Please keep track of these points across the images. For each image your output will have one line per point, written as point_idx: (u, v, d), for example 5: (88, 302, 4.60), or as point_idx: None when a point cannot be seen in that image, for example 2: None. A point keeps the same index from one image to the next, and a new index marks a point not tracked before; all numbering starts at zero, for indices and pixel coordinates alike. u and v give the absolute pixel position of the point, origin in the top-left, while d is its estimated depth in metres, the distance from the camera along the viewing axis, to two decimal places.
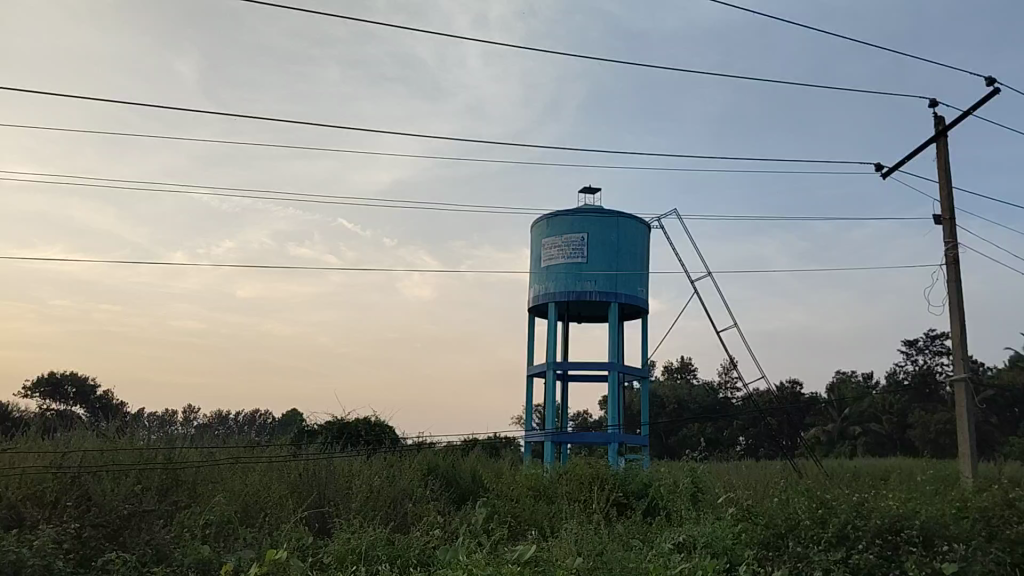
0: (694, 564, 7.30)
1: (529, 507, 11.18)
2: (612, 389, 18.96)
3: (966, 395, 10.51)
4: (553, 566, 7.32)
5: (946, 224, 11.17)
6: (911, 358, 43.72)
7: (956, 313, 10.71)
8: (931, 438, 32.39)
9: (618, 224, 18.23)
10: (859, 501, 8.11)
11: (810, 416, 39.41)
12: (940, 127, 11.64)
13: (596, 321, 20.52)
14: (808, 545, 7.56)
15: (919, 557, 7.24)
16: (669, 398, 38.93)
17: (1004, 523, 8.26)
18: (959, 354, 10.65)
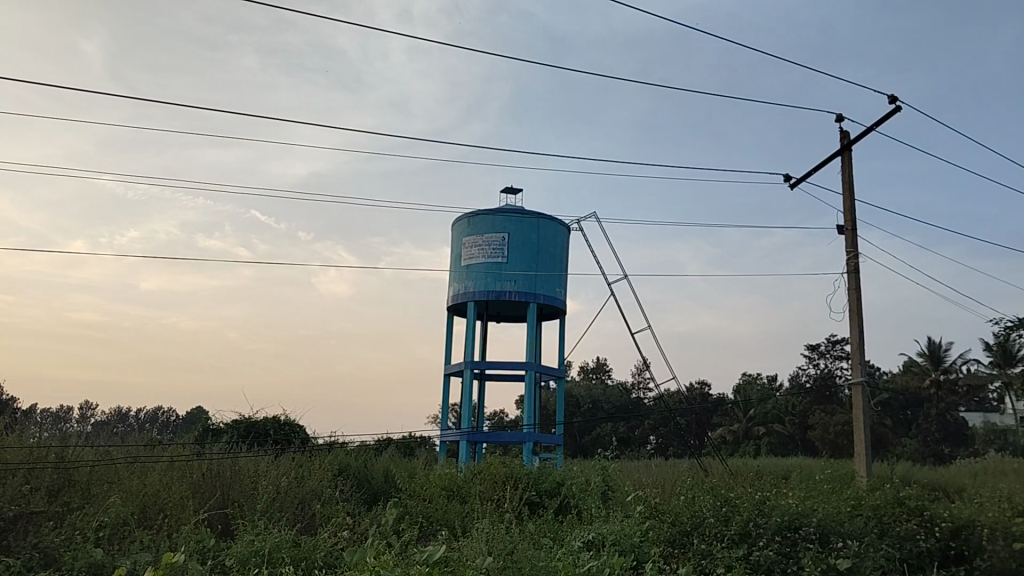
0: (602, 562, 7.36)
1: (441, 507, 11.06)
2: (528, 389, 18.99)
3: (863, 398, 10.97)
4: (463, 566, 7.23)
5: (848, 234, 11.64)
6: (813, 362, 45.63)
7: (855, 319, 11.17)
8: (830, 438, 33.86)
9: (538, 224, 18.30)
10: (762, 499, 8.34)
11: (718, 416, 40.61)
12: (846, 141, 12.13)
13: (514, 321, 20.53)
14: (712, 543, 7.73)
15: (817, 553, 7.48)
16: (584, 398, 39.42)
17: (894, 520, 8.68)
18: (857, 359, 11.10)
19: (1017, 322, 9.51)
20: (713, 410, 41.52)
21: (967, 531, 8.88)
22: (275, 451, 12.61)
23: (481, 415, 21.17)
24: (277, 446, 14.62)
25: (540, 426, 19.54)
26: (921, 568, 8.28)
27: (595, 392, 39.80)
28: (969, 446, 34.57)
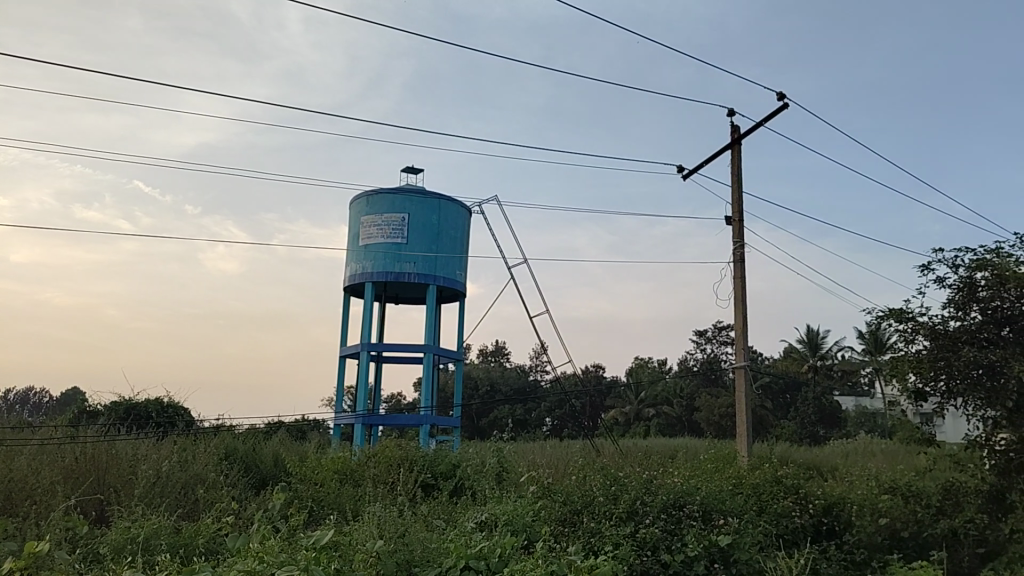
0: (493, 542, 7.35)
1: (333, 491, 10.81)
2: (425, 371, 18.80)
3: (746, 381, 11.40)
4: (351, 550, 7.06)
5: (736, 225, 12.03)
6: (702, 348, 47.43)
7: (739, 307, 11.58)
8: (715, 420, 35.35)
9: (438, 206, 18.10)
10: (650, 479, 8.56)
11: (611, 399, 41.56)
12: (737, 135, 12.52)
13: (412, 302, 20.28)
14: (601, 520, 7.83)
15: (699, 531, 7.76)
16: (482, 380, 39.56)
17: (772, 498, 9.10)
18: (740, 345, 11.52)
19: (885, 312, 10.09)
20: (607, 392, 42.32)
21: (838, 508, 9.44)
22: (155, 434, 11.97)
23: (377, 397, 20.85)
24: (160, 429, 13.88)
25: (437, 408, 19.42)
26: (795, 542, 8.76)
27: (493, 375, 39.99)
28: (841, 427, 36.81)
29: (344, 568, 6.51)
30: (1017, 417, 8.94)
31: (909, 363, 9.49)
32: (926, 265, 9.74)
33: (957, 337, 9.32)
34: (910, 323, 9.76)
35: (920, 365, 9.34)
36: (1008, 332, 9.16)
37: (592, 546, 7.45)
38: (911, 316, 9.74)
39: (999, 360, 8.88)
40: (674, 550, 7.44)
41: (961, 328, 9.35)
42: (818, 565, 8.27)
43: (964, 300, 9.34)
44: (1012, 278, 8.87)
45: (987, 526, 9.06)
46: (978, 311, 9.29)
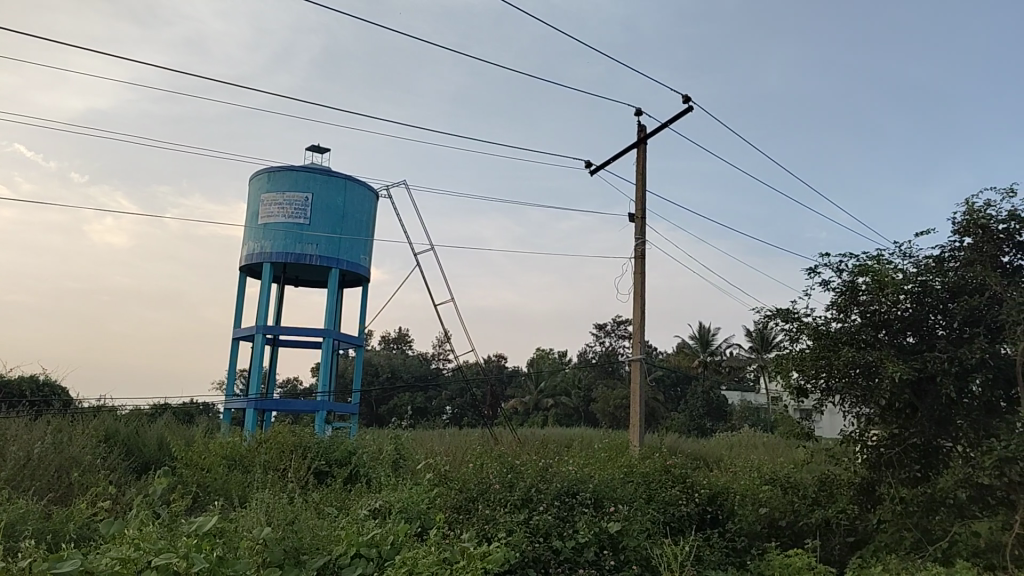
0: (386, 529, 7.23)
1: (221, 477, 10.40)
2: (324, 356, 18.31)
3: (641, 374, 11.64)
4: (236, 537, 6.77)
5: (638, 222, 12.26)
6: (600, 341, 48.48)
7: (638, 301, 11.84)
8: (610, 411, 36.21)
9: (343, 188, 17.68)
10: (544, 466, 8.66)
11: (512, 389, 41.85)
12: (642, 134, 12.75)
13: (312, 285, 19.75)
14: (496, 507, 7.78)
15: (590, 517, 7.89)
16: (383, 367, 39.02)
17: (661, 486, 9.37)
18: (637, 338, 11.74)
19: (773, 311, 10.49)
20: (508, 382, 43.15)
21: (722, 498, 9.83)
22: (28, 413, 11.21)
23: (271, 381, 20.22)
24: (32, 409, 12.97)
25: (334, 393, 18.97)
26: (681, 529, 9.02)
27: (394, 362, 39.54)
28: (727, 420, 38.37)
29: (228, 556, 6.24)
30: (888, 415, 9.49)
31: (794, 362, 9.96)
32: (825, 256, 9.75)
33: (839, 338, 9.80)
34: (796, 322, 10.20)
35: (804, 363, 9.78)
36: (884, 334, 9.69)
37: (486, 532, 7.39)
38: (798, 316, 10.19)
39: (874, 362, 9.23)
40: (565, 537, 7.52)
41: (842, 329, 9.87)
42: (702, 551, 8.55)
43: (846, 303, 9.85)
44: (890, 286, 9.35)
45: (857, 516, 9.71)
46: (858, 314, 9.80)
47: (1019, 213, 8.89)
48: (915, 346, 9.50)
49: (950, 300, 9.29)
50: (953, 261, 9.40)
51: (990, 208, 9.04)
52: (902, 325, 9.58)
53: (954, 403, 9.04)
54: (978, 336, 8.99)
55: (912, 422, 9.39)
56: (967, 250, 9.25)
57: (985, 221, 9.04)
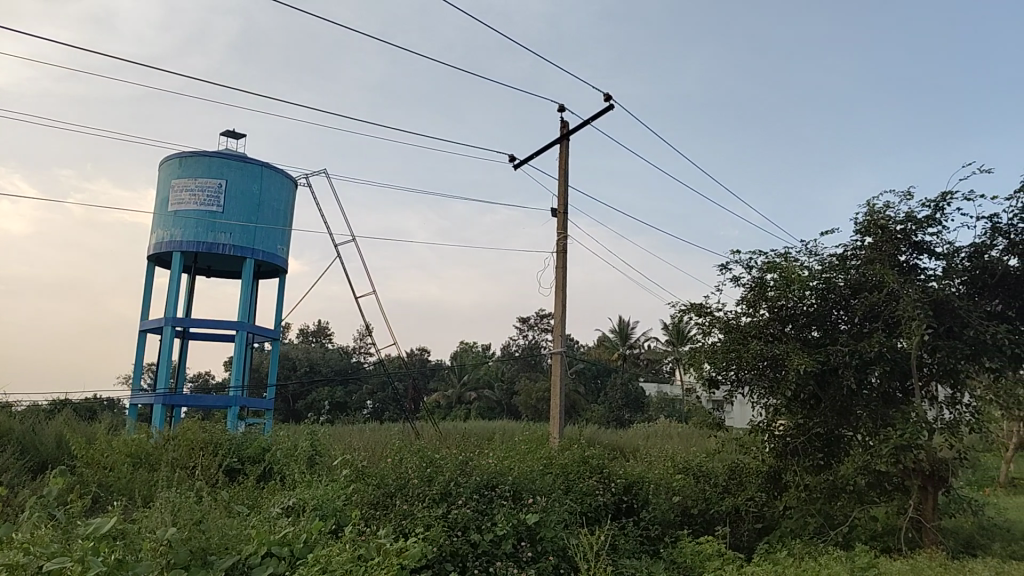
0: (299, 528, 7.02)
1: (125, 475, 9.91)
2: (237, 350, 17.71)
3: (562, 367, 11.68)
4: (140, 538, 6.43)
5: (560, 217, 12.31)
6: (523, 334, 48.75)
7: (559, 295, 11.89)
8: (532, 404, 36.50)
9: (259, 176, 17.13)
10: (463, 459, 8.57)
11: (434, 382, 41.60)
12: (565, 130, 12.81)
13: (226, 276, 19.09)
14: (414, 502, 7.65)
15: (509, 510, 7.87)
16: (300, 361, 38.13)
17: (578, 477, 9.47)
18: (558, 331, 11.78)
19: (687, 305, 10.72)
20: (430, 376, 42.91)
21: (637, 487, 9.99)
22: None
23: (181, 376, 19.46)
24: None
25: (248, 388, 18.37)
26: (597, 519, 9.15)
27: (312, 355, 38.69)
28: (645, 411, 39.18)
29: (129, 558, 5.92)
30: (793, 406, 9.82)
31: (707, 354, 10.19)
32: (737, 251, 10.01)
33: (748, 331, 10.08)
34: (708, 317, 10.45)
35: (716, 355, 10.00)
36: (790, 329, 10.02)
37: (403, 528, 7.25)
38: (710, 310, 10.44)
39: (781, 355, 9.50)
40: (483, 530, 7.46)
41: (751, 323, 10.15)
42: (617, 540, 8.67)
43: (755, 298, 10.12)
44: (796, 281, 9.66)
45: (765, 504, 10.02)
46: (766, 309, 10.09)
47: (915, 215, 9.33)
48: (819, 340, 9.86)
49: (852, 297, 9.71)
50: (855, 259, 9.81)
51: (889, 209, 9.45)
52: (807, 320, 9.94)
53: (855, 393, 9.47)
54: (877, 331, 9.39)
55: (816, 412, 9.73)
56: (867, 249, 9.64)
57: (884, 221, 9.44)
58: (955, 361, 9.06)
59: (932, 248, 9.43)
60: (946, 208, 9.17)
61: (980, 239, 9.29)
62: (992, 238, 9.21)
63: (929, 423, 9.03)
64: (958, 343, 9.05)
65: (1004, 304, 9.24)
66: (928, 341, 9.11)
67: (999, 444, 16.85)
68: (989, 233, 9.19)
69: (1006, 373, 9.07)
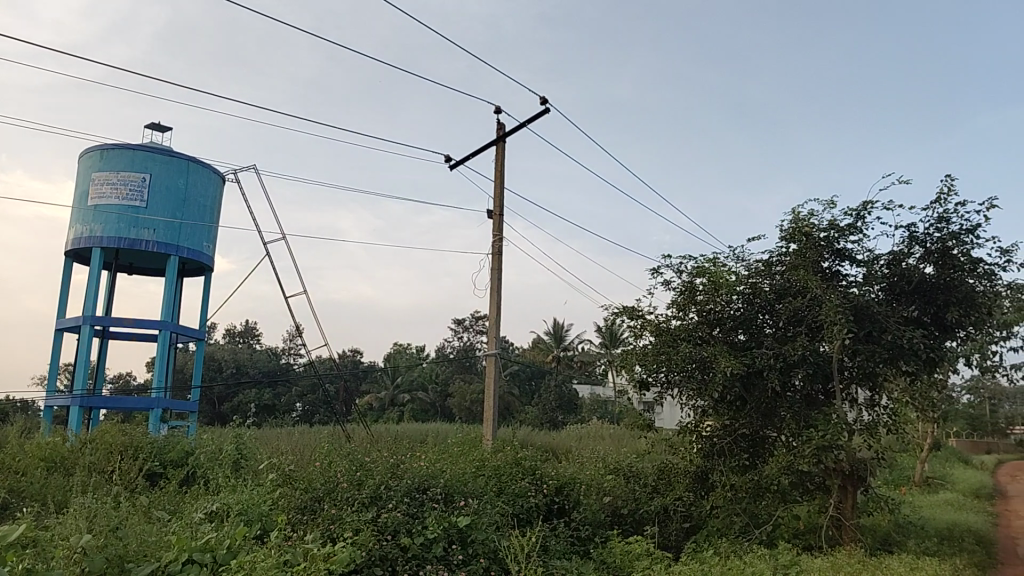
0: (223, 533, 6.79)
1: (38, 481, 9.42)
2: (160, 350, 17.11)
3: (496, 369, 11.64)
4: (51, 546, 6.11)
5: (496, 219, 12.28)
6: (458, 336, 48.62)
7: (494, 297, 11.87)
8: (466, 406, 36.44)
9: (186, 170, 16.59)
10: (394, 462, 8.42)
11: (366, 384, 41.04)
12: (502, 131, 12.79)
13: (149, 273, 18.42)
14: (343, 506, 7.47)
15: (440, 513, 7.78)
16: (227, 362, 37.08)
17: (511, 479, 9.45)
18: (493, 333, 11.74)
19: (619, 308, 10.83)
20: (362, 377, 42.33)
21: (569, 487, 10.09)
22: None
23: (99, 376, 18.68)
24: None
25: (171, 389, 17.73)
26: (529, 520, 9.16)
27: (240, 356, 37.70)
28: (578, 413, 39.56)
29: (39, 567, 5.61)
30: (720, 407, 10.02)
31: (638, 357, 10.31)
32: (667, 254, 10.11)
33: (677, 334, 10.25)
34: (640, 319, 10.59)
35: (647, 357, 10.13)
36: (718, 332, 10.24)
37: (331, 533, 7.09)
38: (641, 313, 10.57)
39: (709, 357, 9.67)
40: (414, 534, 7.36)
41: (681, 326, 10.33)
42: (548, 541, 8.70)
43: (685, 302, 10.29)
44: (724, 286, 9.91)
45: (692, 503, 10.21)
46: (695, 312, 10.29)
47: (838, 223, 9.65)
48: (745, 343, 10.10)
49: (777, 301, 9.97)
50: (780, 265, 10.09)
51: (813, 217, 9.74)
52: (734, 323, 10.18)
53: (779, 395, 9.72)
54: (800, 334, 9.66)
55: (741, 413, 9.94)
56: (792, 255, 9.91)
57: (809, 228, 9.72)
58: (874, 365, 9.40)
59: (853, 255, 9.78)
60: (866, 217, 9.51)
61: (898, 247, 9.67)
62: (909, 247, 9.60)
63: (850, 424, 9.35)
64: (877, 346, 9.38)
65: (919, 310, 9.64)
66: (849, 345, 9.42)
67: (914, 443, 17.61)
68: (906, 241, 9.58)
69: (921, 376, 9.47)
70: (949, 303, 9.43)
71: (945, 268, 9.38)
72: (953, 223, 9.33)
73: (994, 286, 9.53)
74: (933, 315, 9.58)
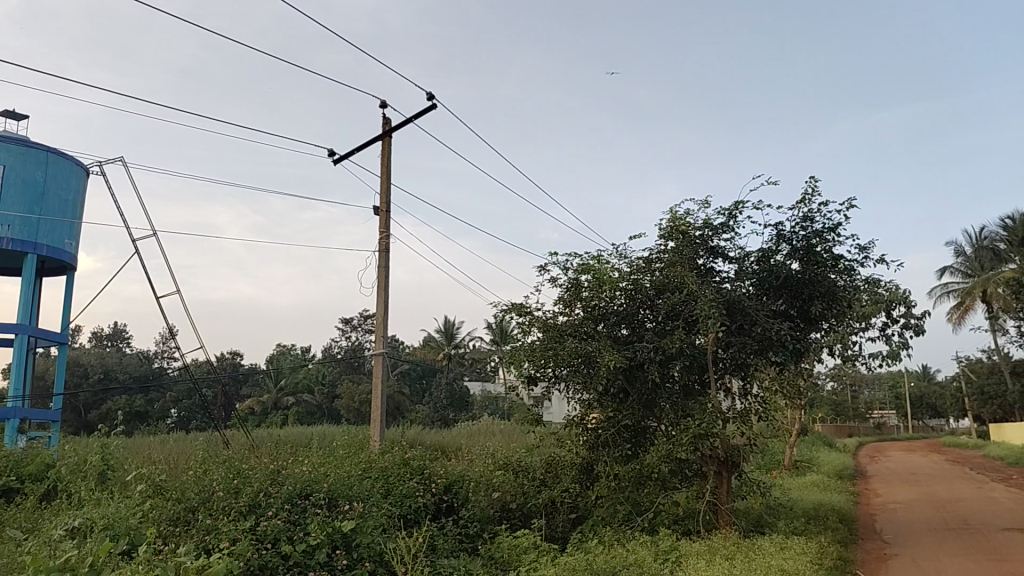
0: (84, 550, 6.31)
1: None
2: (16, 355, 15.78)
3: (384, 367, 11.42)
4: None
5: (382, 215, 12.02)
6: (346, 335, 47.66)
7: (381, 294, 11.64)
8: (355, 407, 35.79)
9: (45, 162, 15.41)
10: (274, 468, 8.07)
11: (247, 387, 39.47)
12: (387, 127, 12.57)
13: (3, 272, 16.96)
14: (218, 517, 7.08)
15: (323, 518, 7.53)
16: (93, 368, 34.49)
17: (398, 479, 9.27)
18: (380, 331, 11.50)
19: (507, 305, 10.86)
20: (243, 380, 40.67)
21: (457, 485, 10.05)
22: None
23: None
24: None
25: (30, 397, 16.40)
26: (416, 520, 9.05)
27: (108, 361, 35.41)
28: (469, 410, 39.63)
29: None
30: (605, 400, 10.22)
31: (526, 352, 10.37)
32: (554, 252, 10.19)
33: (564, 329, 10.37)
34: (528, 315, 10.66)
35: (534, 353, 10.21)
36: (602, 327, 10.45)
37: (206, 544, 6.74)
38: (529, 310, 10.64)
39: (594, 351, 9.84)
40: (295, 541, 7.09)
41: (568, 322, 10.48)
42: (435, 540, 8.62)
43: (570, 298, 10.46)
44: (607, 283, 10.14)
45: (579, 494, 10.49)
46: (580, 308, 10.48)
47: (712, 222, 10.03)
48: (627, 338, 10.36)
49: (656, 296, 10.26)
50: (659, 262, 10.38)
51: (689, 216, 10.06)
52: (617, 318, 10.42)
53: (659, 387, 10.02)
54: (678, 328, 9.98)
55: (624, 406, 10.17)
56: (670, 252, 10.21)
57: (685, 227, 10.02)
58: (745, 355, 9.83)
59: (726, 252, 10.21)
60: (738, 216, 9.93)
61: (767, 245, 10.13)
62: (777, 244, 10.09)
63: (724, 413, 9.74)
64: (748, 338, 9.82)
65: (787, 304, 10.16)
66: (722, 338, 9.81)
67: (784, 430, 18.72)
68: (774, 239, 10.06)
69: (789, 366, 10.01)
70: (813, 297, 10.00)
71: (809, 264, 9.93)
72: (817, 222, 9.87)
73: (853, 280, 10.17)
74: (799, 308, 10.13)
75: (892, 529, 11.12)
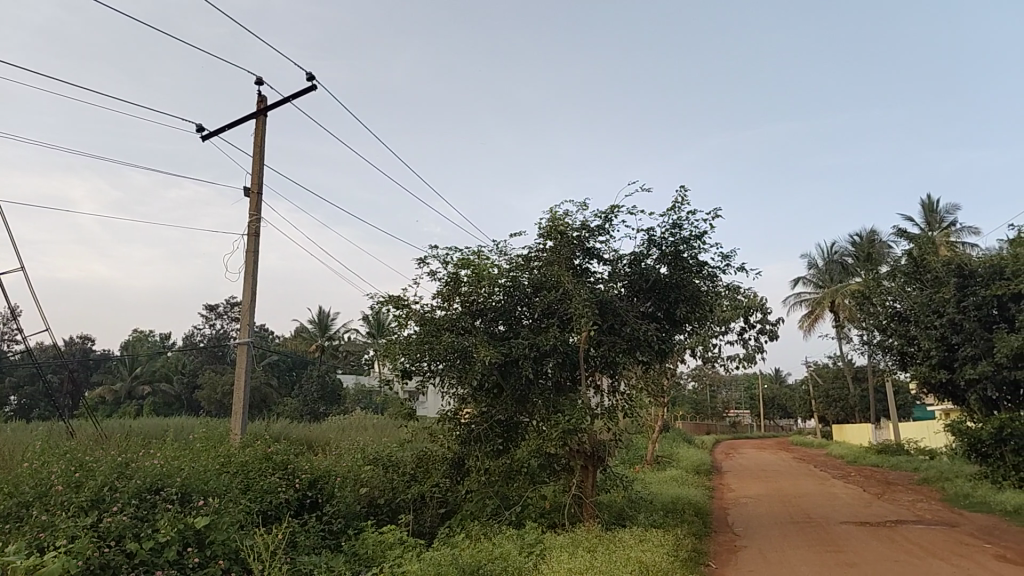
0: None
1: None
2: None
3: (248, 356, 10.94)
4: None
5: (253, 197, 11.54)
6: (210, 323, 45.47)
7: (250, 280, 11.16)
8: (218, 399, 34.26)
9: None
10: (122, 462, 7.55)
11: (99, 375, 36.96)
12: (262, 105, 12.06)
13: None
14: (55, 514, 6.54)
15: (174, 514, 7.09)
16: None
17: (259, 474, 8.92)
18: (247, 319, 11.00)
19: (385, 297, 10.66)
20: (93, 367, 38.01)
21: (323, 481, 9.72)
22: None
23: None
24: None
25: None
26: (276, 517, 8.74)
27: None
28: (341, 403, 38.82)
29: None
30: (479, 394, 10.24)
31: (402, 345, 10.24)
32: (434, 244, 10.12)
33: (441, 324, 10.32)
34: (405, 308, 10.52)
35: (410, 347, 10.10)
36: (479, 323, 10.46)
37: (40, 542, 6.22)
38: (407, 303, 10.51)
39: (470, 346, 9.81)
40: (142, 538, 6.66)
41: (445, 316, 10.43)
42: (297, 537, 8.37)
43: (449, 293, 10.41)
44: (486, 279, 10.16)
45: (448, 488, 10.51)
46: (458, 302, 10.45)
47: (589, 224, 10.26)
48: (504, 334, 10.41)
49: (533, 294, 10.37)
50: (538, 261, 10.49)
51: (568, 216, 10.24)
52: (495, 314, 10.45)
53: (532, 383, 10.11)
54: (553, 325, 10.13)
55: (498, 401, 10.23)
56: (548, 251, 10.36)
57: (564, 227, 10.19)
58: (614, 354, 10.12)
59: (601, 254, 10.46)
60: (613, 220, 10.20)
61: (638, 248, 10.45)
62: (648, 248, 10.42)
63: (592, 409, 10.00)
64: (617, 338, 10.10)
65: (654, 306, 10.53)
66: (594, 336, 10.04)
67: (648, 427, 19.46)
68: (646, 243, 10.39)
69: (654, 365, 10.39)
70: (679, 300, 10.41)
71: (677, 269, 10.33)
72: (684, 230, 10.30)
73: (715, 286, 10.70)
74: (665, 311, 10.52)
75: (742, 522, 11.79)
